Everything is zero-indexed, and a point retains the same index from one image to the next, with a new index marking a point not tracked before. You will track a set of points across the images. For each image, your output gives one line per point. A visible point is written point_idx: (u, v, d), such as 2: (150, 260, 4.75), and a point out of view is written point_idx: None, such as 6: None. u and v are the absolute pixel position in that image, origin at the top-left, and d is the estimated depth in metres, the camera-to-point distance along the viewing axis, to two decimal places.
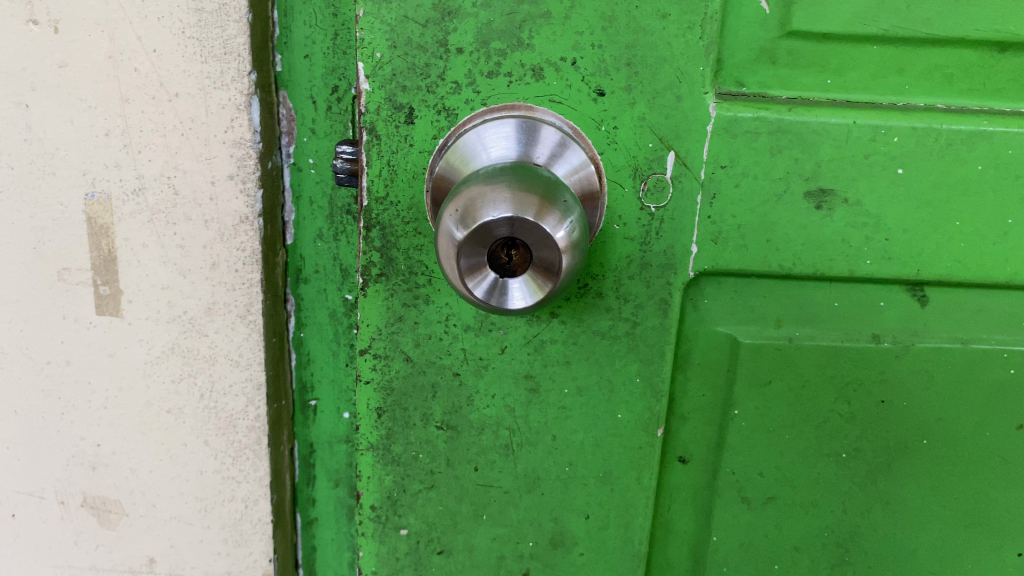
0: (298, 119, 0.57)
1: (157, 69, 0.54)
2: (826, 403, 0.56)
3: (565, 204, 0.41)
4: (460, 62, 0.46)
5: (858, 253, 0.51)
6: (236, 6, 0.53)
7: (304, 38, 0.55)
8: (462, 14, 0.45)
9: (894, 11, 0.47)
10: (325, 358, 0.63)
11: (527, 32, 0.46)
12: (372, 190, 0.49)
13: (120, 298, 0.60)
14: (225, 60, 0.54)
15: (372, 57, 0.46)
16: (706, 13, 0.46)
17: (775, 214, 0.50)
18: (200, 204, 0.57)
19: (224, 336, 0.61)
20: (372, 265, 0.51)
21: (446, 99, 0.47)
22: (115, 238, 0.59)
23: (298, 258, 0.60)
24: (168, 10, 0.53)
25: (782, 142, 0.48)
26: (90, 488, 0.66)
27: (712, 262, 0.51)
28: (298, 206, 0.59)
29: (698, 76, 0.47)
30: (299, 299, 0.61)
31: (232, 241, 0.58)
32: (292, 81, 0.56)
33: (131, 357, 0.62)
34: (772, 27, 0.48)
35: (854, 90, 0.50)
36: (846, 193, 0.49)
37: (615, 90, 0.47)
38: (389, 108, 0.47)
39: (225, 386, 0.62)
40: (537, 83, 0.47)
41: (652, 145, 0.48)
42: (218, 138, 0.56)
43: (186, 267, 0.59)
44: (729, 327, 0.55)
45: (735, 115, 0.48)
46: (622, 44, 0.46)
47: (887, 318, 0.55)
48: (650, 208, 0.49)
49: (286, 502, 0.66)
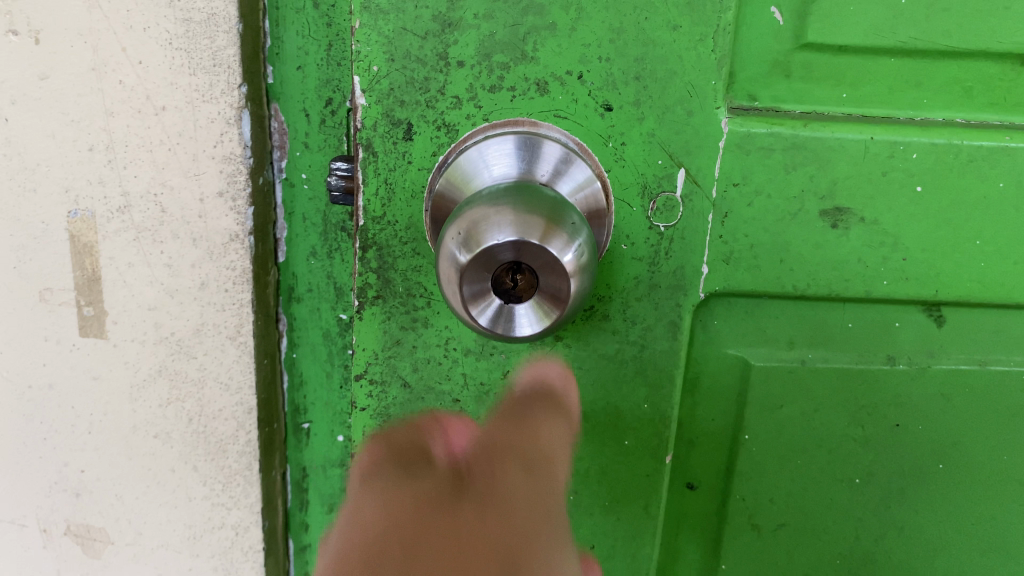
0: (290, 133, 0.55)
1: (143, 82, 0.52)
2: (839, 428, 0.54)
3: (573, 225, 0.39)
4: (461, 76, 0.44)
5: (875, 274, 0.49)
6: (225, 15, 0.50)
7: (296, 48, 0.53)
8: (463, 26, 0.43)
9: (914, 22, 0.45)
10: (318, 379, 0.61)
11: (532, 44, 0.43)
12: (368, 210, 0.47)
13: (105, 319, 0.58)
14: (214, 72, 0.51)
15: (368, 70, 0.44)
16: (719, 25, 0.43)
17: (789, 233, 0.48)
18: (188, 221, 0.55)
19: (213, 358, 0.58)
20: (367, 288, 0.48)
21: (446, 115, 0.45)
22: (99, 256, 0.56)
23: (291, 277, 0.58)
24: (154, 20, 0.51)
25: (797, 159, 0.46)
26: (74, 516, 0.64)
27: (724, 283, 0.49)
28: (290, 223, 0.57)
29: (710, 90, 0.45)
30: (292, 319, 0.59)
31: (221, 260, 0.56)
32: (284, 93, 0.54)
33: (117, 380, 0.59)
34: (785, 39, 0.46)
35: (870, 105, 0.48)
36: (863, 211, 0.47)
37: (623, 105, 0.45)
38: (386, 124, 0.45)
39: (214, 410, 0.60)
40: (542, 97, 0.44)
41: (661, 162, 0.46)
42: (207, 153, 0.53)
43: (174, 287, 0.57)
44: (741, 349, 0.53)
45: (748, 131, 0.45)
46: (630, 56, 0.44)
47: (902, 339, 0.54)
48: (658, 227, 0.47)
49: (279, 528, 0.63)
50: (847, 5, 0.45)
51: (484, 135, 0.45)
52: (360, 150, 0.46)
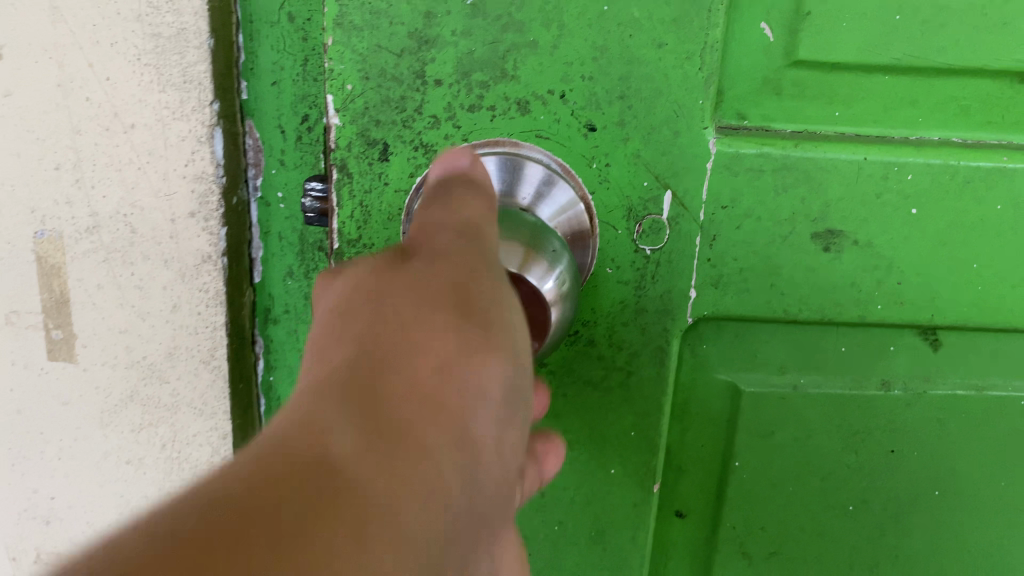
0: (265, 150, 0.54)
1: (111, 99, 0.50)
2: (832, 454, 0.53)
3: (553, 250, 0.38)
4: (438, 95, 0.42)
5: (868, 298, 0.48)
6: (196, 30, 0.48)
7: (271, 63, 0.52)
8: (441, 43, 0.41)
9: (909, 38, 0.44)
10: None
11: (512, 62, 0.41)
12: (343, 232, 0.44)
13: (74, 343, 0.56)
14: (184, 89, 0.50)
15: (342, 89, 0.41)
16: (708, 41, 0.41)
17: (780, 256, 0.46)
18: (159, 242, 0.53)
19: (187, 382, 0.57)
20: None
21: (424, 135, 0.42)
22: (67, 278, 0.54)
23: (267, 298, 0.57)
24: (122, 35, 0.48)
25: (787, 181, 0.44)
26: (44, 543, 0.63)
27: (712, 307, 0.47)
28: (266, 243, 0.56)
29: (698, 110, 0.42)
30: (268, 342, 0.58)
31: (193, 282, 0.54)
32: (259, 109, 0.53)
33: (87, 406, 0.57)
34: (776, 56, 0.44)
35: (865, 123, 0.46)
36: (856, 234, 0.46)
37: (607, 125, 0.42)
38: (361, 144, 0.42)
39: (189, 435, 0.58)
40: (523, 117, 0.42)
41: (647, 184, 0.43)
42: (178, 172, 0.51)
43: (145, 310, 0.55)
44: (730, 375, 0.51)
45: (737, 151, 0.44)
46: (615, 75, 0.41)
47: (897, 363, 0.52)
48: (645, 250, 0.45)
49: None
50: (840, 22, 0.43)
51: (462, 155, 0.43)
52: (333, 169, 0.43)
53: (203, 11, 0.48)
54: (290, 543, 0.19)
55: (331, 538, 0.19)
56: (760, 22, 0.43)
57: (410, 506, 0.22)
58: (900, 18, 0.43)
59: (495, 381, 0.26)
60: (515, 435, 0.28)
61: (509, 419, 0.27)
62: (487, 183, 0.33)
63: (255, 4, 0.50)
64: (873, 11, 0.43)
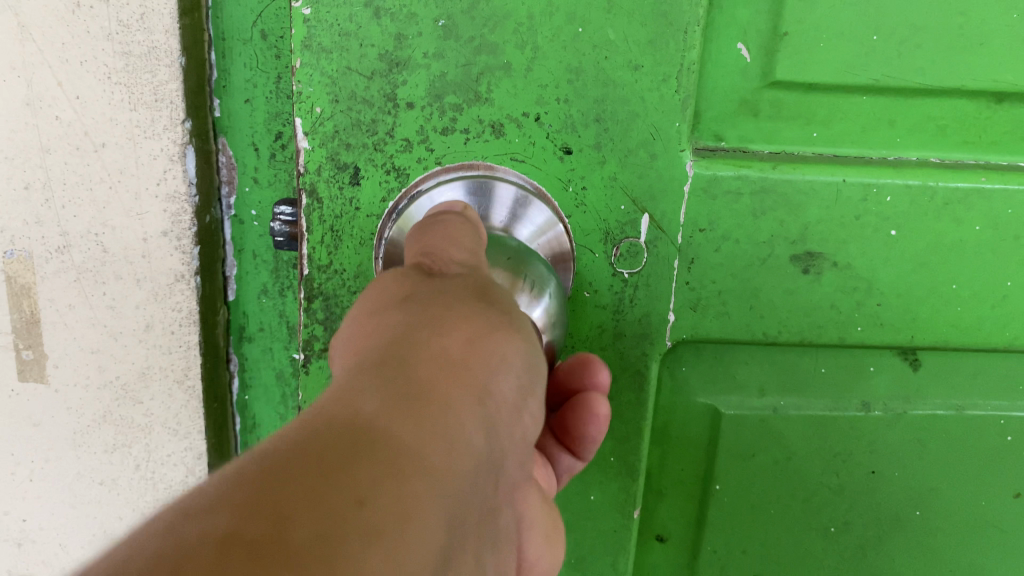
0: (239, 168, 0.54)
1: (81, 118, 0.49)
2: (812, 476, 0.52)
3: (536, 273, 0.36)
4: (410, 118, 0.40)
5: (848, 320, 0.47)
6: (167, 49, 0.48)
7: (244, 81, 0.52)
8: (412, 65, 0.39)
9: (886, 59, 0.43)
10: (271, 422, 0.62)
11: (485, 85, 0.40)
12: (314, 258, 0.42)
13: (46, 362, 0.55)
14: (156, 108, 0.49)
15: (311, 111, 0.40)
16: (684, 64, 0.40)
17: (759, 279, 0.45)
18: (131, 261, 0.53)
19: (160, 403, 0.57)
20: (314, 340, 0.44)
21: (396, 159, 0.41)
22: (38, 299, 0.53)
23: (241, 316, 0.58)
24: (91, 53, 0.47)
25: (767, 204, 0.44)
26: (15, 567, 0.62)
27: (692, 330, 0.46)
28: (240, 261, 0.57)
29: (674, 132, 0.41)
30: (243, 359, 0.60)
31: (166, 302, 0.54)
32: (232, 127, 0.53)
33: (59, 426, 0.57)
34: (753, 76, 0.44)
35: (842, 144, 0.46)
36: (836, 256, 0.46)
37: (583, 147, 0.41)
38: (331, 168, 0.41)
39: (162, 456, 0.59)
40: (497, 140, 0.41)
41: (624, 207, 0.43)
42: (149, 191, 0.51)
43: (117, 329, 0.55)
44: (710, 398, 0.51)
45: (715, 174, 0.43)
46: (590, 97, 0.40)
47: (876, 384, 0.52)
48: (622, 273, 0.44)
49: None
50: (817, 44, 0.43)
51: (435, 181, 0.41)
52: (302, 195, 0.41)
53: (173, 28, 0.48)
54: (343, 474, 0.18)
55: (376, 468, 0.19)
56: (736, 43, 0.43)
57: (443, 450, 0.21)
58: (877, 38, 0.43)
59: (517, 352, 0.27)
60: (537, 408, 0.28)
61: (532, 394, 0.28)
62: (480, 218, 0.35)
63: (229, 22, 0.51)
64: (851, 31, 0.42)
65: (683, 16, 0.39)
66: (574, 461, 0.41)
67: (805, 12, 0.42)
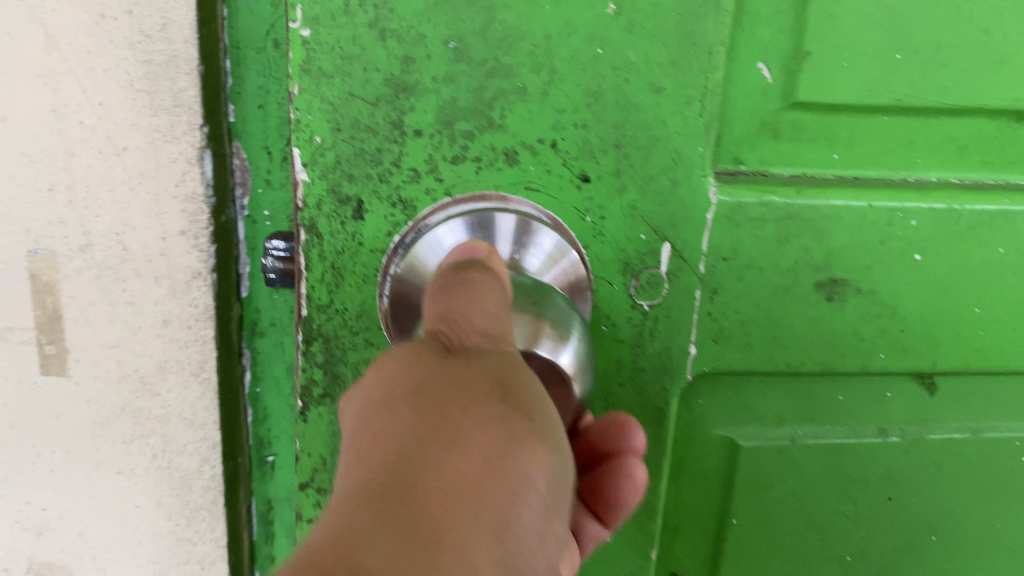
0: (252, 170, 0.53)
1: (104, 123, 0.48)
2: (829, 506, 0.51)
3: (559, 315, 0.33)
4: (418, 146, 0.38)
5: (871, 347, 0.46)
6: (187, 57, 0.47)
7: (258, 88, 0.51)
8: (420, 90, 0.37)
9: (910, 79, 0.42)
10: (281, 412, 0.61)
11: (498, 110, 0.38)
12: (314, 297, 0.41)
13: (66, 357, 0.55)
14: (175, 113, 0.49)
15: (311, 141, 0.38)
16: (707, 86, 0.39)
17: (782, 308, 0.44)
18: (151, 259, 0.52)
19: (178, 395, 0.57)
20: (313, 385, 0.42)
21: (402, 191, 0.39)
22: (61, 296, 0.53)
23: (254, 311, 0.57)
24: (114, 61, 0.47)
25: (791, 230, 0.43)
26: (36, 555, 0.62)
27: (713, 362, 0.45)
28: (252, 258, 0.55)
29: (697, 157, 0.40)
30: (255, 353, 0.58)
31: (183, 298, 0.54)
32: (246, 132, 0.52)
33: (78, 419, 0.57)
34: (774, 97, 0.42)
35: (864, 165, 0.45)
36: (859, 282, 0.44)
37: (602, 174, 0.40)
38: (333, 201, 0.39)
39: (179, 446, 0.58)
40: (511, 168, 0.39)
41: (644, 237, 0.41)
42: (169, 193, 0.51)
43: (136, 324, 0.54)
44: (727, 429, 0.49)
45: (738, 202, 0.42)
46: (609, 122, 0.39)
47: (892, 410, 0.51)
48: (642, 305, 0.43)
49: (246, 563, 0.64)
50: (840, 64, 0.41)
51: (445, 215, 0.39)
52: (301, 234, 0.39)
53: (194, 38, 0.47)
54: None
55: None
56: (759, 63, 0.41)
57: None
58: (900, 58, 0.41)
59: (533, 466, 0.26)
60: (556, 522, 0.27)
61: (552, 509, 0.27)
62: (503, 271, 0.33)
63: (242, 31, 0.50)
64: (874, 51, 0.41)
65: (707, 38, 0.38)
66: (601, 530, 0.40)
67: (830, 31, 0.40)
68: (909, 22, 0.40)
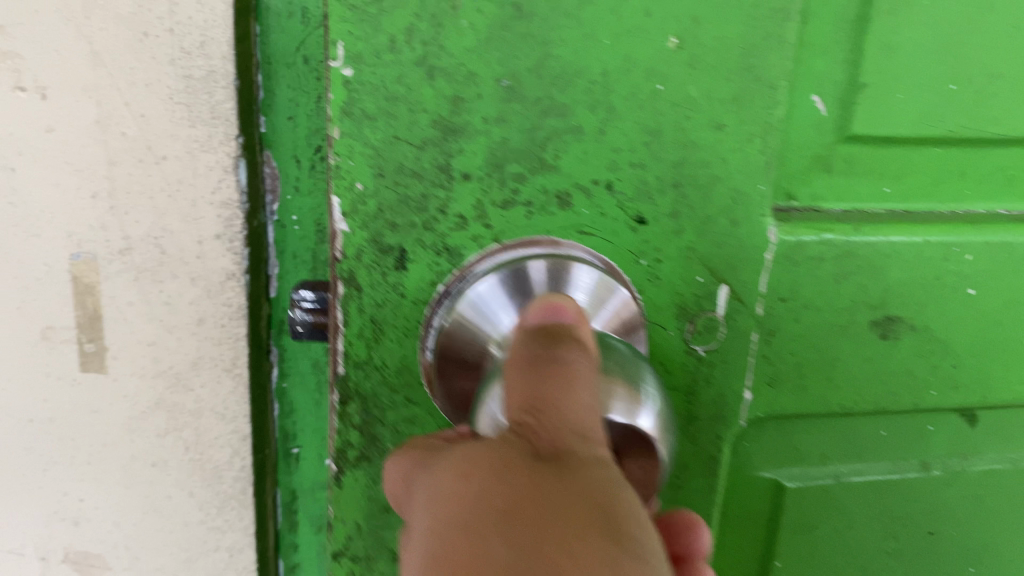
0: (282, 178, 0.52)
1: (145, 133, 0.47)
2: (872, 543, 0.50)
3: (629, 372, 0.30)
4: (466, 191, 0.36)
5: (924, 384, 0.45)
6: (225, 72, 0.46)
7: (287, 100, 0.50)
8: (470, 131, 0.34)
9: (965, 110, 0.40)
10: (308, 408, 0.59)
11: (552, 151, 0.35)
12: (351, 354, 0.38)
13: (106, 355, 0.54)
14: (212, 125, 0.48)
15: (351, 188, 0.35)
16: (769, 123, 0.36)
17: (837, 348, 0.42)
18: (187, 262, 0.51)
19: (210, 389, 0.56)
20: (348, 448, 0.40)
21: (448, 238, 0.36)
22: (101, 297, 0.52)
23: (282, 310, 0.56)
24: (156, 76, 0.46)
25: (849, 268, 0.41)
26: (73, 543, 0.60)
27: (766, 408, 0.43)
28: (281, 260, 0.54)
29: (758, 196, 0.37)
30: (282, 350, 0.57)
31: (218, 298, 0.53)
32: (276, 141, 0.51)
33: (115, 414, 0.55)
34: (828, 131, 0.40)
35: (914, 199, 0.43)
36: (914, 319, 0.43)
37: (659, 217, 0.37)
38: (374, 251, 0.36)
39: (211, 439, 0.57)
40: (563, 212, 0.36)
41: (701, 279, 0.39)
42: (206, 199, 0.50)
43: (172, 323, 0.53)
44: (773, 471, 0.47)
45: (798, 240, 0.40)
46: (668, 160, 0.36)
47: (935, 442, 0.50)
48: (697, 350, 0.40)
49: (270, 549, 0.62)
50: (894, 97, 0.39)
51: (490, 263, 0.37)
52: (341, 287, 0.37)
53: (232, 55, 0.46)
54: None
55: None
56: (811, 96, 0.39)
57: None
58: (954, 89, 0.39)
59: None
60: None
61: None
62: (591, 342, 0.29)
63: (273, 45, 0.48)
64: (929, 81, 0.39)
65: (772, 73, 0.35)
66: None
67: (887, 63, 0.38)
68: (963, 50, 0.38)
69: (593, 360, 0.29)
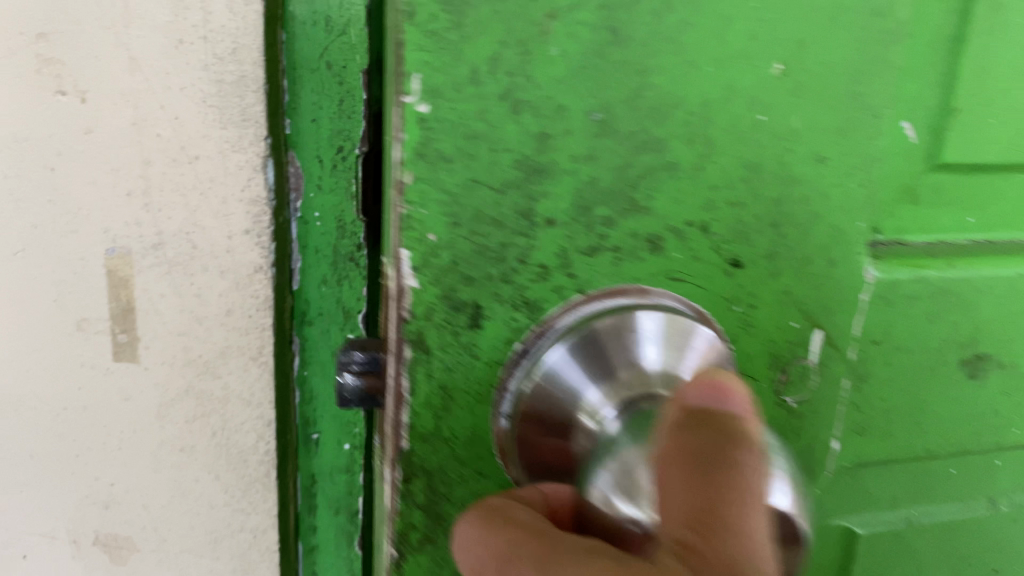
0: (305, 178, 0.47)
1: (180, 136, 0.43)
2: None
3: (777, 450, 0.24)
4: (550, 237, 0.31)
5: (1007, 423, 0.42)
6: (255, 76, 0.42)
7: (311, 105, 0.45)
8: (556, 172, 0.30)
9: None
10: (329, 395, 0.53)
11: (645, 191, 0.31)
12: (416, 426, 0.33)
13: (138, 346, 0.48)
14: (244, 128, 0.43)
15: (422, 238, 0.30)
16: (869, 151, 0.33)
17: (926, 392, 0.39)
18: (217, 257, 0.46)
19: (240, 376, 0.49)
20: (411, 531, 0.34)
21: (528, 292, 0.31)
22: (135, 290, 0.46)
23: (303, 301, 0.49)
24: (190, 81, 0.42)
25: (940, 307, 0.38)
26: (103, 526, 0.53)
27: (853, 457, 0.40)
28: (304, 256, 0.49)
29: (856, 234, 0.34)
30: (303, 340, 0.51)
31: (246, 290, 0.47)
32: (298, 143, 0.46)
33: (146, 399, 0.49)
34: (918, 161, 0.36)
35: (995, 228, 0.40)
36: (1002, 355, 0.40)
37: (755, 259, 0.33)
38: (445, 309, 0.31)
39: (239, 424, 0.50)
40: (654, 258, 0.32)
41: (797, 324, 0.35)
42: (237, 198, 0.45)
43: (201, 315, 0.47)
44: (843, 520, 0.44)
45: (895, 279, 0.36)
46: (770, 198, 0.32)
47: (1001, 481, 0.46)
48: (788, 401, 0.37)
49: (290, 528, 0.55)
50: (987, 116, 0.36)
51: (574, 314, 0.32)
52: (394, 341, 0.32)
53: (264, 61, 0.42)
54: None
55: None
56: (902, 123, 0.35)
57: None
58: None
59: None
60: None
61: None
62: (761, 436, 0.23)
63: (298, 53, 0.44)
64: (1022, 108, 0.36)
65: (874, 104, 0.32)
66: None
67: (982, 87, 0.35)
68: None
69: (761, 464, 0.22)
